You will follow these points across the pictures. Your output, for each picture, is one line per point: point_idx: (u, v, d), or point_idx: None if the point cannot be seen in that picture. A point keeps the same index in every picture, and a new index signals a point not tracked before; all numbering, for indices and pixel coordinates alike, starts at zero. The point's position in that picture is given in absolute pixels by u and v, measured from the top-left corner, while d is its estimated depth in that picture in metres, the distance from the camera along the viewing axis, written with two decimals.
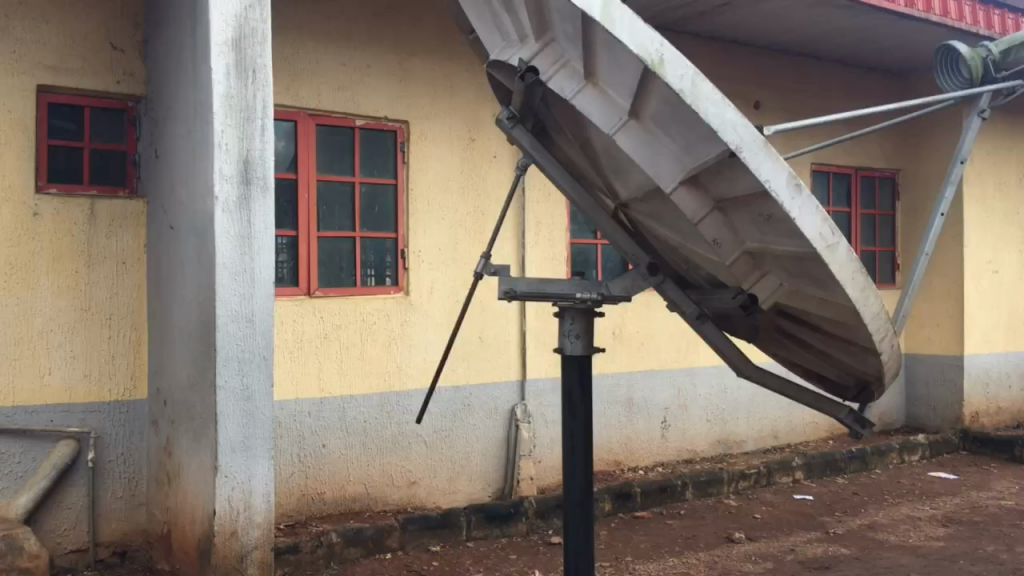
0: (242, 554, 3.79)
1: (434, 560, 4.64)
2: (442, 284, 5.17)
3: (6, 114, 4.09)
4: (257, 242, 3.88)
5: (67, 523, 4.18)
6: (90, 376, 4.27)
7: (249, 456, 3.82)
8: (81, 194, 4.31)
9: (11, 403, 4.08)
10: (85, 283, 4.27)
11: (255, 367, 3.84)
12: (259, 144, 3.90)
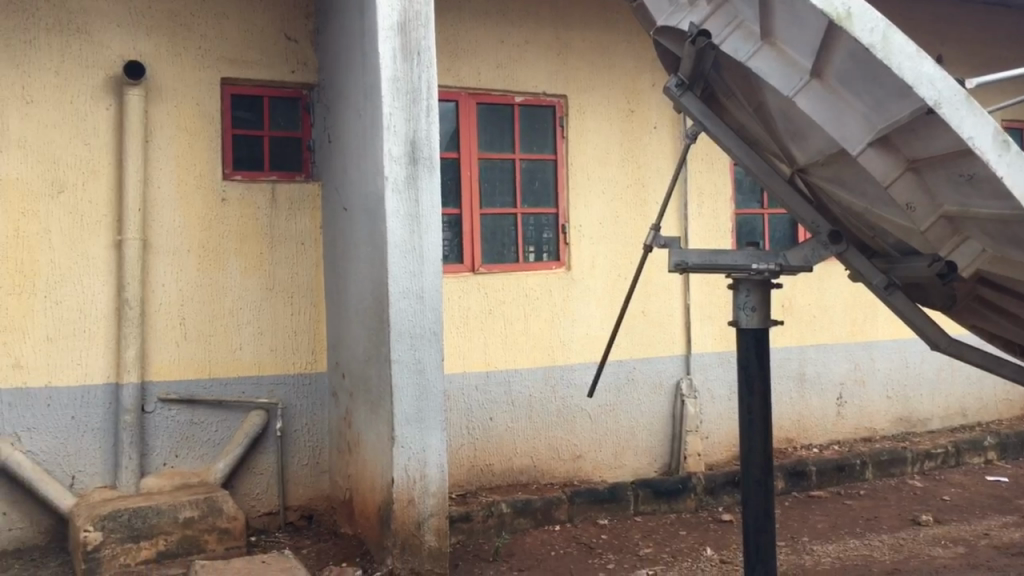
0: (419, 521, 3.94)
1: (603, 533, 4.65)
2: (604, 258, 5.13)
3: (196, 108, 4.38)
4: (425, 220, 3.98)
5: (258, 487, 4.50)
6: (276, 350, 4.55)
7: (423, 427, 3.95)
8: (263, 179, 4.56)
9: (208, 375, 4.41)
10: (269, 264, 4.54)
11: (426, 342, 3.96)
12: (425, 124, 3.98)
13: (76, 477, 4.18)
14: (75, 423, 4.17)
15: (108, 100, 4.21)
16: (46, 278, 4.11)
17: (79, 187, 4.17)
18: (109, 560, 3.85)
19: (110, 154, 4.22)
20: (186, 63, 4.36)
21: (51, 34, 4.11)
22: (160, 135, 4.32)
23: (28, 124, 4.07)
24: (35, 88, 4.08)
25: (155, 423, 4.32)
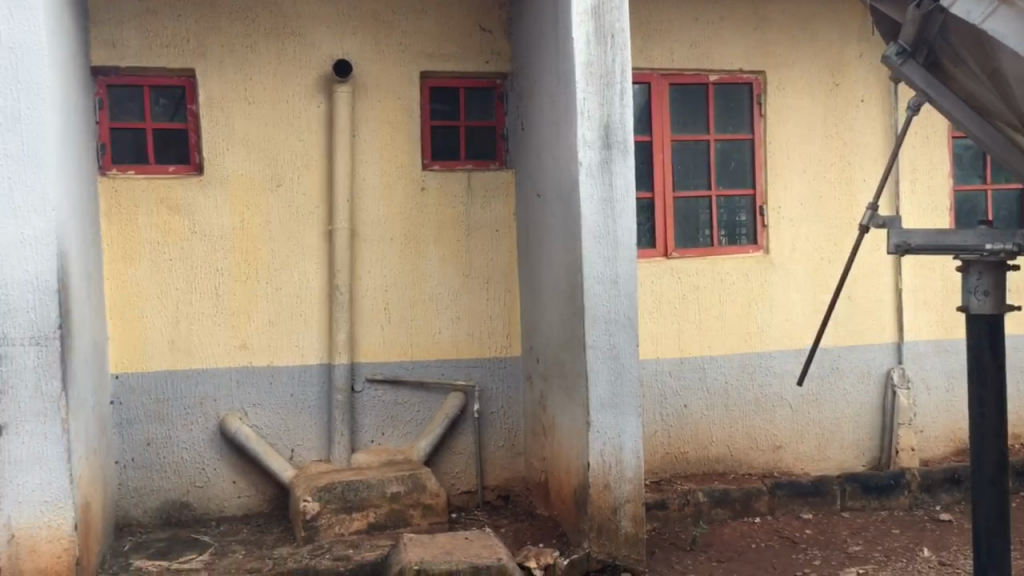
0: (615, 506, 3.93)
1: (806, 528, 4.47)
2: (805, 241, 4.90)
3: (397, 102, 4.58)
4: (620, 204, 3.94)
5: (458, 466, 4.67)
6: (473, 334, 4.69)
7: (619, 413, 3.93)
8: (459, 168, 4.69)
9: (410, 357, 4.62)
10: (466, 250, 4.67)
11: (621, 328, 3.94)
12: (619, 108, 3.95)
13: (295, 451, 4.51)
14: (293, 401, 4.50)
15: (319, 97, 4.48)
16: (268, 265, 4.45)
17: (294, 181, 4.47)
18: (324, 529, 4.12)
19: (322, 149, 4.49)
20: (388, 59, 4.56)
21: (269, 38, 4.41)
22: (366, 129, 4.54)
23: (250, 124, 4.40)
24: (255, 90, 4.40)
25: (363, 402, 4.58)
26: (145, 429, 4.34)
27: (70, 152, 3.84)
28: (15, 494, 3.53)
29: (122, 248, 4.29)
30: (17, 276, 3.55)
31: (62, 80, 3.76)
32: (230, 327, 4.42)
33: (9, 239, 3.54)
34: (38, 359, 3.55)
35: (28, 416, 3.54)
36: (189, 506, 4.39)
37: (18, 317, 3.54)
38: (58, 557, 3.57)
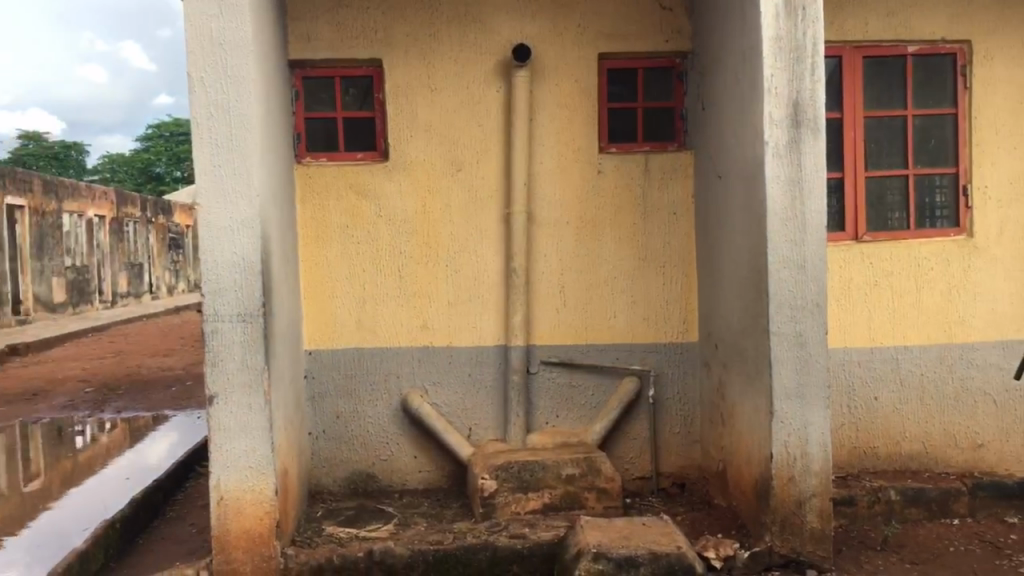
0: (800, 500, 3.78)
1: (1013, 533, 4.15)
2: (1015, 223, 4.51)
3: (575, 84, 4.57)
4: (809, 185, 3.76)
5: (633, 451, 4.66)
6: (649, 319, 4.63)
7: (805, 403, 3.77)
8: (636, 150, 4.62)
9: (586, 341, 4.63)
10: (642, 233, 4.61)
11: (808, 314, 3.77)
12: (810, 83, 3.75)
13: (473, 429, 4.63)
14: (471, 380, 4.61)
15: (499, 82, 4.54)
16: (448, 248, 4.57)
17: (474, 166, 4.55)
18: (502, 507, 4.21)
19: (501, 134, 4.56)
20: (567, 43, 4.56)
21: (451, 26, 4.51)
22: (544, 113, 4.56)
23: (433, 110, 4.52)
24: (438, 78, 4.51)
25: (539, 384, 4.63)
26: (335, 402, 4.57)
27: (271, 141, 4.08)
28: (223, 459, 3.82)
29: (314, 231, 4.52)
30: (225, 257, 3.82)
31: (264, 73, 4.00)
32: (413, 308, 4.58)
33: (219, 223, 3.82)
34: (244, 335, 3.82)
35: (235, 388, 3.82)
36: (374, 477, 4.60)
37: (227, 296, 3.82)
38: (260, 519, 3.84)
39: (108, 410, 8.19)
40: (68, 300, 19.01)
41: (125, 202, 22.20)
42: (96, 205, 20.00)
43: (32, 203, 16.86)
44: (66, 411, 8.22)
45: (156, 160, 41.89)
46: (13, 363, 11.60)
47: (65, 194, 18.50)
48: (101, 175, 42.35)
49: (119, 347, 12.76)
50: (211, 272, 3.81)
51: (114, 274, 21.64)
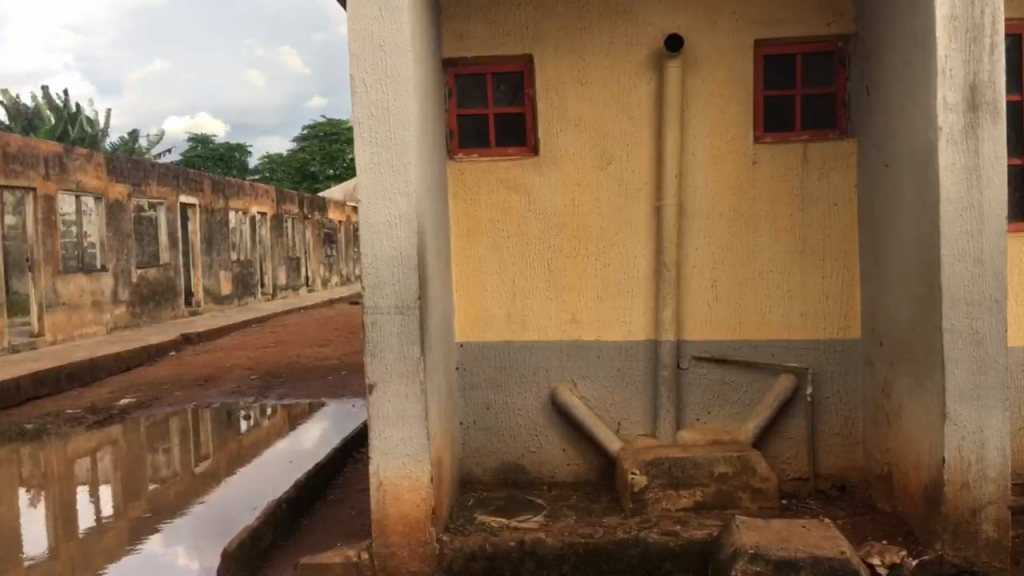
0: (975, 508, 3.56)
1: None
2: None
3: (729, 73, 4.45)
4: (987, 172, 3.52)
5: (790, 451, 4.52)
6: (806, 314, 4.47)
7: (982, 405, 3.53)
8: (794, 139, 4.47)
9: (739, 336, 4.52)
10: (800, 225, 4.45)
11: (985, 311, 3.53)
12: (989, 64, 3.51)
13: (622, 424, 4.61)
14: (620, 374, 4.58)
15: (650, 74, 4.49)
16: (598, 242, 4.55)
17: (624, 159, 4.52)
18: (652, 503, 4.16)
19: (651, 126, 4.50)
20: (721, 31, 4.45)
21: (602, 18, 4.48)
22: (696, 104, 4.47)
23: (583, 104, 4.52)
24: (589, 71, 4.51)
25: (690, 380, 4.56)
26: (486, 394, 4.65)
27: (427, 139, 4.20)
28: (382, 447, 3.95)
29: (467, 226, 4.61)
30: (384, 252, 3.96)
31: (421, 72, 4.11)
32: (562, 302, 4.59)
33: (379, 218, 3.96)
34: (402, 327, 3.95)
35: (393, 377, 3.94)
36: (524, 469, 4.65)
37: (386, 289, 3.95)
38: (416, 505, 3.95)
39: (270, 396, 8.67)
40: (233, 293, 20.27)
41: (285, 200, 23.46)
42: (258, 202, 21.19)
43: (203, 201, 18.05)
44: (234, 396, 8.77)
45: (310, 160, 44.02)
46: (186, 350, 12.47)
47: (232, 192, 19.69)
48: (262, 174, 45.07)
49: (280, 336, 13.51)
50: (371, 266, 3.96)
51: (273, 268, 22.88)
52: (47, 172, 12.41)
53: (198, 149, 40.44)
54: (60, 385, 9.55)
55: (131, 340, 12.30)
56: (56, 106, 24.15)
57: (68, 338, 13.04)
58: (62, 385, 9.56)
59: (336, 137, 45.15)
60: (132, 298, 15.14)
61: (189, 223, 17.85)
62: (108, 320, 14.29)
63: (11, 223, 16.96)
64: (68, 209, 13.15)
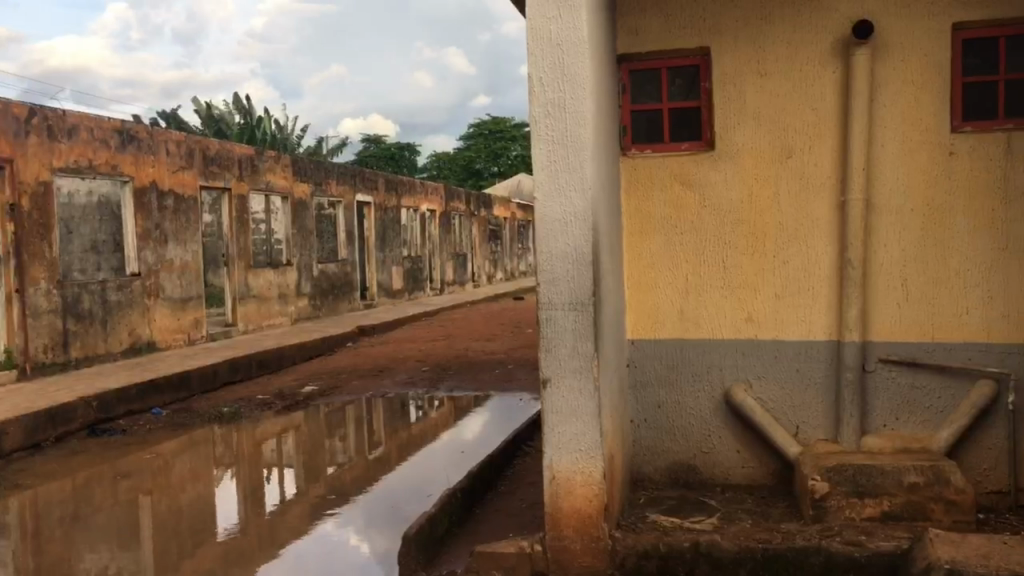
0: None
1: None
2: None
3: (923, 58, 4.20)
4: None
5: (988, 463, 4.22)
6: (1009, 316, 4.17)
7: None
8: (997, 128, 4.16)
9: (932, 339, 4.27)
10: (1004, 221, 4.14)
11: None
12: None
13: (801, 427, 4.45)
14: (799, 376, 4.43)
15: (835, 62, 4.30)
16: (776, 239, 4.41)
17: (806, 152, 4.35)
18: (835, 511, 3.99)
19: (835, 117, 4.31)
20: (914, 15, 4.20)
21: (784, 6, 4.34)
22: (885, 93, 4.25)
23: (762, 96, 4.40)
24: (769, 62, 4.38)
25: (875, 383, 4.34)
26: (657, 392, 4.60)
27: (601, 137, 4.19)
28: (556, 441, 3.99)
29: (640, 222, 4.58)
30: (559, 249, 3.98)
31: (597, 70, 4.12)
32: (738, 300, 4.48)
33: (554, 215, 3.99)
34: (576, 323, 3.96)
35: (566, 373, 3.97)
36: (696, 469, 4.58)
37: (560, 285, 3.98)
38: (589, 500, 3.96)
39: (441, 388, 8.96)
40: (407, 288, 21.14)
41: (453, 197, 24.22)
42: (427, 199, 21.92)
43: (377, 198, 18.86)
44: (406, 387, 9.13)
45: (477, 157, 45.30)
46: (362, 342, 13.07)
47: (404, 190, 20.52)
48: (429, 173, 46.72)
49: (450, 330, 13.93)
50: (546, 262, 3.99)
51: (441, 264, 23.57)
52: (240, 173, 13.35)
53: (370, 149, 42.37)
54: (251, 371, 10.26)
55: (313, 331, 13.02)
56: (246, 110, 25.97)
57: (258, 328, 13.95)
58: (253, 372, 10.26)
59: (498, 135, 46.04)
60: (314, 292, 16.01)
61: (365, 220, 18.74)
62: (293, 311, 15.17)
63: (209, 220, 18.36)
64: (258, 208, 14.09)
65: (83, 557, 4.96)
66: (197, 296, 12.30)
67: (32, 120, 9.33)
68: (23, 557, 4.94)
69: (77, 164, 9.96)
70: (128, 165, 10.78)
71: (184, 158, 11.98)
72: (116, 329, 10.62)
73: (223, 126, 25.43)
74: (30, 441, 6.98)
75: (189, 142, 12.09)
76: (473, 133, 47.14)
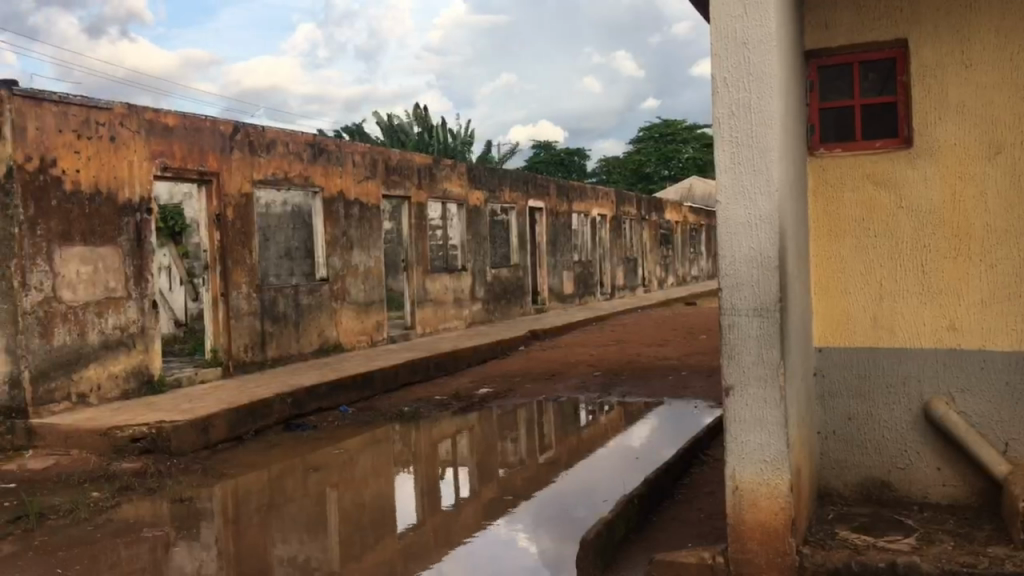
0: None
1: None
2: None
3: None
4: None
5: None
6: None
7: None
8: None
9: None
10: None
11: None
12: None
13: (1011, 444, 4.11)
14: (1009, 389, 4.08)
15: None
16: (983, 241, 4.10)
17: (1018, 147, 4.02)
18: None
19: None
20: None
21: None
22: None
23: (967, 88, 4.11)
24: (975, 52, 4.08)
25: None
26: (847, 403, 4.39)
27: (788, 137, 4.03)
28: (740, 450, 3.84)
29: (828, 225, 4.39)
30: (743, 252, 3.84)
31: (784, 68, 3.96)
32: (938, 307, 4.20)
33: (738, 218, 3.85)
34: (760, 329, 3.80)
35: (750, 381, 3.81)
36: (890, 486, 4.32)
37: (745, 290, 3.84)
38: (775, 513, 3.79)
39: (614, 393, 8.93)
40: (578, 293, 21.27)
41: (623, 201, 24.18)
42: (597, 204, 22.02)
43: (548, 204, 19.13)
44: (580, 391, 9.16)
45: (646, 161, 45.02)
46: (534, 346, 13.22)
47: (575, 195, 20.72)
48: (598, 178, 46.89)
49: (621, 336, 13.85)
50: (729, 266, 3.86)
51: (612, 268, 23.50)
52: (419, 181, 13.90)
53: (540, 156, 43.03)
54: (429, 373, 10.62)
55: (488, 335, 13.33)
56: (423, 119, 27.06)
57: (435, 331, 14.43)
58: (431, 373, 10.61)
59: (667, 138, 45.59)
60: (488, 296, 16.36)
61: (537, 226, 19.05)
62: (469, 315, 15.58)
63: (390, 227, 19.19)
64: (436, 215, 14.61)
65: (276, 543, 5.28)
66: (380, 299, 12.89)
67: (235, 136, 10.11)
68: (225, 540, 5.33)
69: (274, 176, 10.70)
70: (318, 176, 11.46)
71: (369, 169, 12.60)
72: (307, 330, 11.29)
73: (402, 137, 26.57)
74: (232, 434, 7.54)
75: (374, 153, 12.69)
76: (640, 137, 46.78)
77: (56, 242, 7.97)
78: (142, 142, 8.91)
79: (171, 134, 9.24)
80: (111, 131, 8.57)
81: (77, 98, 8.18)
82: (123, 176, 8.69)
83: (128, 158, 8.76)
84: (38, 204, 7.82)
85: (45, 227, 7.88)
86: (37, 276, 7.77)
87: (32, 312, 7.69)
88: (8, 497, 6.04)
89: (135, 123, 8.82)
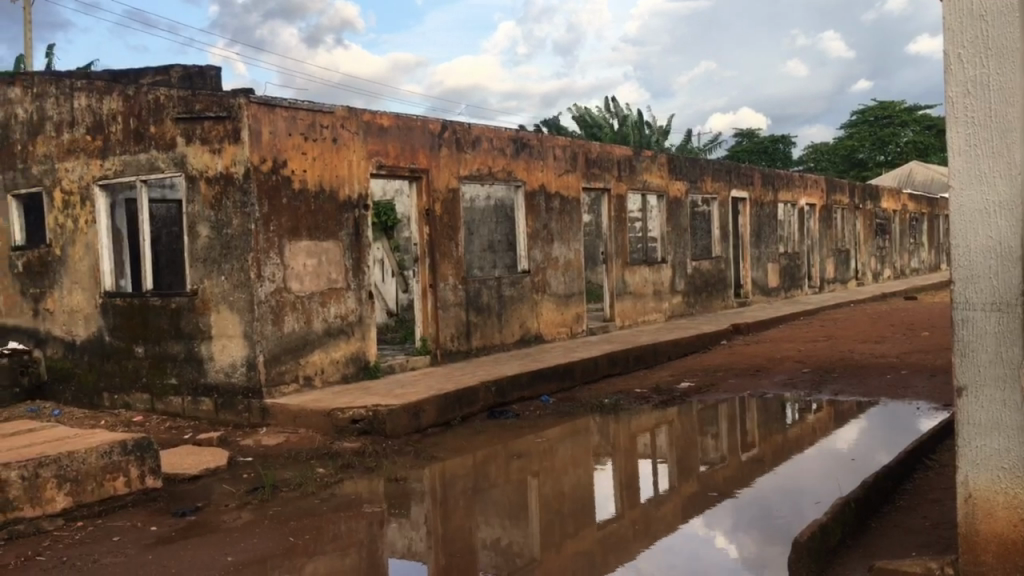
0: None
1: None
2: None
3: None
4: None
5: None
6: None
7: None
8: None
9: None
10: None
11: None
12: None
13: None
14: None
15: None
16: None
17: None
18: None
19: None
20: None
21: None
22: None
23: None
24: None
25: None
26: None
27: None
28: (973, 456, 3.51)
29: None
30: (979, 242, 3.50)
31: None
32: None
33: (974, 205, 3.51)
34: (999, 326, 3.45)
35: (986, 381, 3.47)
36: None
37: (981, 283, 3.49)
38: (1014, 525, 3.44)
39: (824, 391, 8.52)
40: (785, 286, 20.46)
41: (833, 189, 22.98)
42: (804, 193, 21.09)
43: (752, 194, 18.56)
44: (787, 388, 8.82)
45: (858, 147, 42.51)
46: (737, 340, 12.86)
47: (781, 183, 19.95)
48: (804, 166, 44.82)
49: (831, 331, 13.16)
50: (963, 257, 3.53)
51: (821, 260, 22.41)
52: (619, 173, 13.91)
53: (742, 144, 41.73)
54: (629, 366, 10.60)
55: (690, 328, 13.12)
56: (621, 110, 27.03)
57: (634, 323, 14.36)
58: (630, 366, 10.59)
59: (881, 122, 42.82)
60: (689, 289, 16.09)
61: (740, 216, 18.51)
62: (669, 308, 15.40)
63: (589, 221, 19.33)
64: (635, 207, 14.58)
65: (480, 526, 5.47)
66: (579, 292, 13.02)
67: (444, 134, 10.54)
68: (434, 520, 5.58)
69: (478, 171, 11.07)
70: (520, 170, 11.75)
71: (570, 162, 12.74)
72: (509, 322, 11.59)
73: (600, 129, 26.64)
74: (441, 419, 7.89)
75: (575, 147, 12.82)
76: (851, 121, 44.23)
77: (286, 238, 8.65)
78: (361, 143, 9.49)
79: (386, 134, 9.77)
80: (333, 133, 9.18)
81: (304, 104, 8.83)
82: (343, 175, 9.30)
83: (348, 158, 9.36)
84: (271, 202, 8.52)
85: (277, 224, 8.58)
86: (270, 268, 8.48)
87: (266, 301, 8.41)
88: (247, 470, 6.64)
89: (354, 125, 9.40)
